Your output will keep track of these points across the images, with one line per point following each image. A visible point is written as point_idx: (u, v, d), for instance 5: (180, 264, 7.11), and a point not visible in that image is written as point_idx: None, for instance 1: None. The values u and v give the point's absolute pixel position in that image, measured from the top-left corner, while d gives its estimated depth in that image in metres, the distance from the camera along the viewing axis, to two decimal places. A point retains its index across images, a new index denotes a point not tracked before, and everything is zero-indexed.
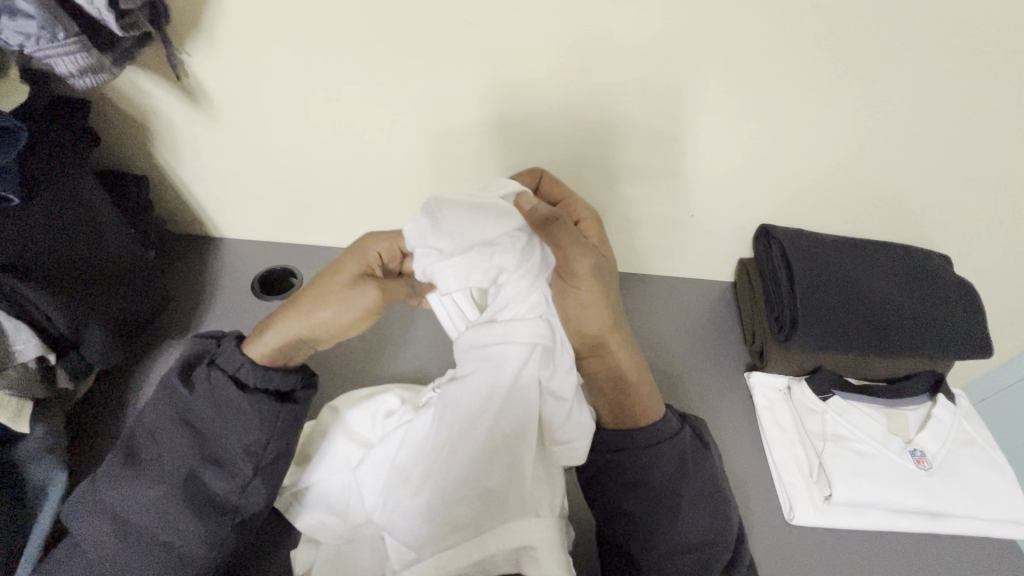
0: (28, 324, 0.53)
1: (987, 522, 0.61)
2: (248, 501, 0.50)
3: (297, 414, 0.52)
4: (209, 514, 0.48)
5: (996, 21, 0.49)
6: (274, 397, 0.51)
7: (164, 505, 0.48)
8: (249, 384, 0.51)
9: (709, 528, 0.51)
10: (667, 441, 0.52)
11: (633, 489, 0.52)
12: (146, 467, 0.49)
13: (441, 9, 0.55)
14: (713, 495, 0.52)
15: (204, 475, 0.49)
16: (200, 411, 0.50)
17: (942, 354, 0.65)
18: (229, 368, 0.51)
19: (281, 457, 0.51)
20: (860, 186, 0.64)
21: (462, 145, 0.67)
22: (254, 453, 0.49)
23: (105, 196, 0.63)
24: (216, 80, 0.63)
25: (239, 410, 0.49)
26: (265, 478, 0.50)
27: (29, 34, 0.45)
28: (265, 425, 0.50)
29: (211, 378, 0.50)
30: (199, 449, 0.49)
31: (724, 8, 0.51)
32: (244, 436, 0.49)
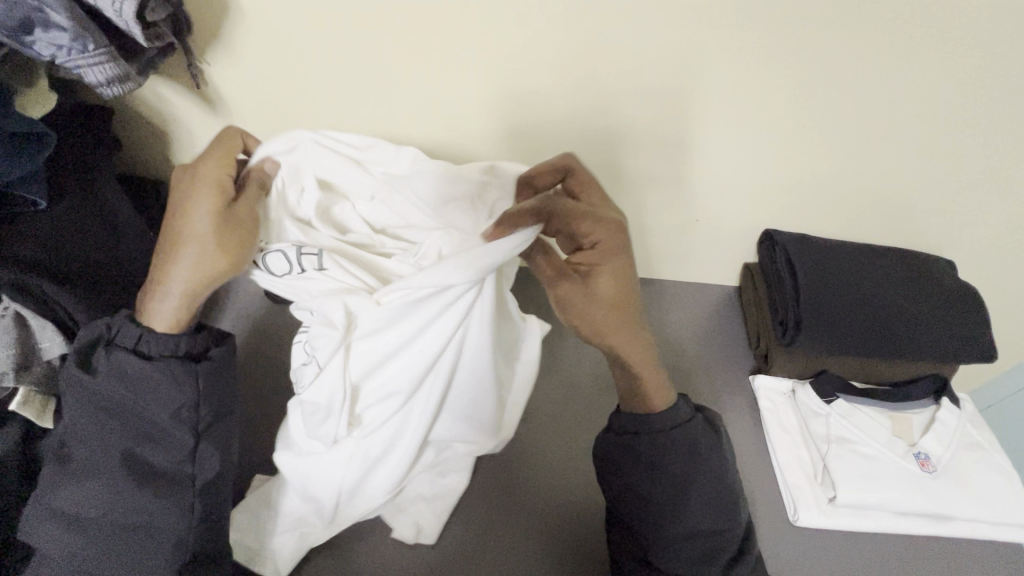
0: (52, 323, 0.55)
1: (992, 525, 0.61)
2: (201, 467, 0.51)
3: (216, 368, 0.52)
4: (162, 486, 0.49)
5: (996, 30, 0.50)
6: (186, 358, 0.51)
7: (111, 490, 0.48)
8: (154, 354, 0.51)
9: (719, 517, 0.50)
10: (679, 425, 0.52)
11: (649, 474, 0.51)
12: (78, 462, 0.49)
13: (454, 20, 0.57)
14: (727, 495, 0.51)
15: (138, 450, 0.50)
16: (110, 392, 0.50)
17: (947, 358, 0.65)
18: (130, 344, 0.50)
19: (215, 415, 0.52)
20: (864, 192, 0.65)
21: (472, 151, 0.69)
22: (185, 416, 0.50)
23: (124, 200, 0.66)
24: (234, 88, 0.65)
25: (153, 380, 0.50)
26: (210, 440, 0.52)
27: (62, 45, 0.47)
28: (188, 386, 0.50)
29: (110, 359, 0.50)
30: (126, 430, 0.50)
31: (729, 18, 0.53)
32: (169, 404, 0.50)
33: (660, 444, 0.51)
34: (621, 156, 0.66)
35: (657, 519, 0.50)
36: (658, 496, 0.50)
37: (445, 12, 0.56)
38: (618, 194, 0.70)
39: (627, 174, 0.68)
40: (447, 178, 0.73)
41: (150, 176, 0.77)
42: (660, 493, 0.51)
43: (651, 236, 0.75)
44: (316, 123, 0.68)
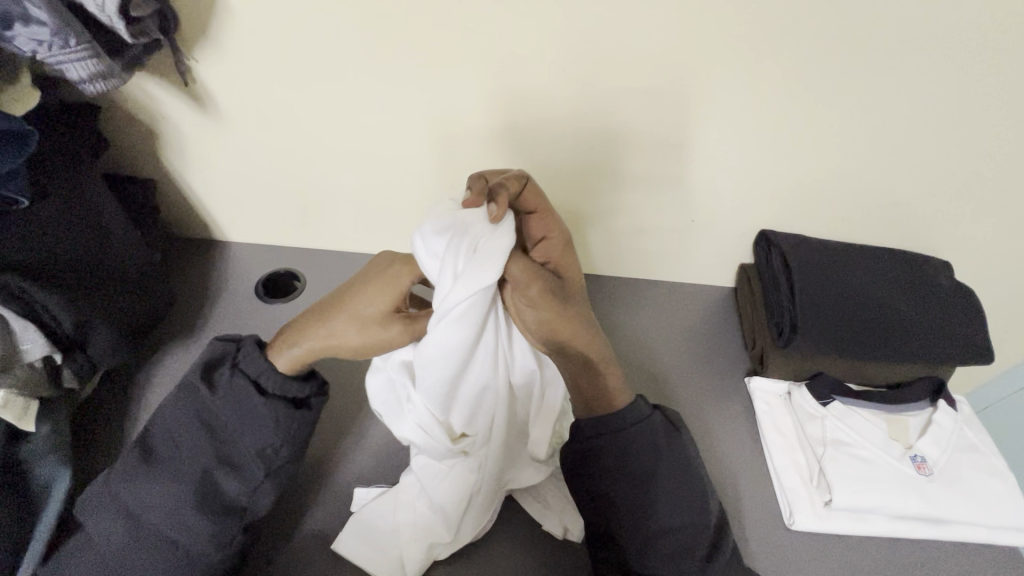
0: (35, 324, 0.53)
1: (988, 528, 0.61)
2: (256, 502, 0.51)
3: (308, 422, 0.53)
4: (220, 515, 0.49)
5: (995, 27, 0.49)
6: (290, 402, 0.52)
7: (176, 504, 0.49)
8: (268, 389, 0.51)
9: (688, 513, 0.50)
10: (634, 424, 0.51)
11: (615, 475, 0.51)
12: (161, 466, 0.50)
13: (444, 17, 0.56)
14: (696, 491, 0.51)
15: (216, 476, 0.50)
16: (220, 413, 0.51)
17: (943, 360, 0.64)
18: (252, 371, 0.52)
19: (290, 461, 0.52)
20: (860, 192, 0.65)
21: (464, 149, 0.68)
22: (265, 455, 0.51)
23: (111, 198, 0.64)
24: (223, 86, 0.64)
25: (256, 414, 0.51)
26: (274, 481, 0.52)
27: (43, 40, 0.46)
28: (281, 429, 0.51)
29: (234, 380, 0.51)
30: (212, 449, 0.50)
31: (723, 15, 0.52)
32: (259, 439, 0.51)
33: (621, 445, 0.51)
34: (614, 156, 0.66)
35: (628, 517, 0.51)
36: (625, 498, 0.51)
37: (436, 8, 0.55)
38: (612, 194, 0.70)
39: (620, 174, 0.67)
40: (440, 178, 0.72)
41: (139, 175, 0.76)
42: (630, 493, 0.51)
43: (646, 237, 0.75)
44: (306, 122, 0.67)
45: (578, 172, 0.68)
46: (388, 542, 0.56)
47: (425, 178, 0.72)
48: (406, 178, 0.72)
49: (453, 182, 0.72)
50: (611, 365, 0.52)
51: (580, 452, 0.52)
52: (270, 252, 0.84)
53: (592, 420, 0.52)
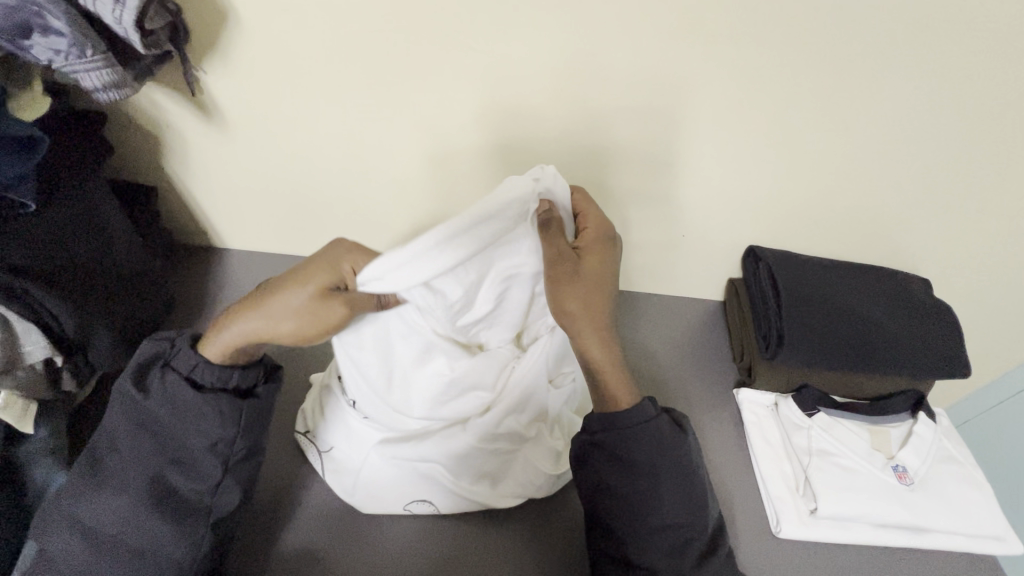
0: (38, 326, 0.55)
1: (967, 537, 0.63)
2: (219, 500, 0.52)
3: (259, 410, 0.53)
4: (180, 515, 0.50)
5: (968, 58, 0.52)
6: (233, 394, 0.52)
7: (132, 511, 0.49)
8: (205, 384, 0.51)
9: (686, 512, 0.51)
10: (645, 425, 0.51)
11: (621, 473, 0.51)
12: (109, 477, 0.50)
13: (449, 36, 0.58)
14: (696, 491, 0.52)
15: (169, 478, 0.50)
16: (159, 414, 0.51)
17: (923, 374, 0.67)
18: (185, 370, 0.51)
19: (247, 453, 0.53)
20: (842, 211, 0.68)
21: (462, 163, 0.70)
22: (220, 450, 0.51)
23: (114, 203, 0.66)
24: (229, 97, 0.66)
25: (198, 412, 0.50)
26: (235, 475, 0.52)
27: (60, 50, 0.48)
28: (229, 423, 0.51)
29: (166, 382, 0.50)
30: (159, 452, 0.50)
31: (715, 42, 0.55)
32: (208, 436, 0.50)
33: (632, 446, 0.51)
34: (607, 173, 0.68)
35: (629, 516, 0.51)
36: (628, 493, 0.51)
37: (441, 28, 0.58)
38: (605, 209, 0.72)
39: (614, 191, 0.70)
40: (439, 191, 0.74)
41: (141, 181, 0.77)
42: (630, 490, 0.51)
43: (638, 251, 0.77)
44: (310, 134, 0.69)
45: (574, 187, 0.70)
46: None
47: (425, 191, 0.74)
48: (406, 190, 0.74)
49: (452, 195, 0.74)
50: (614, 368, 0.53)
51: (589, 445, 0.53)
52: (268, 259, 0.85)
53: (600, 416, 0.53)
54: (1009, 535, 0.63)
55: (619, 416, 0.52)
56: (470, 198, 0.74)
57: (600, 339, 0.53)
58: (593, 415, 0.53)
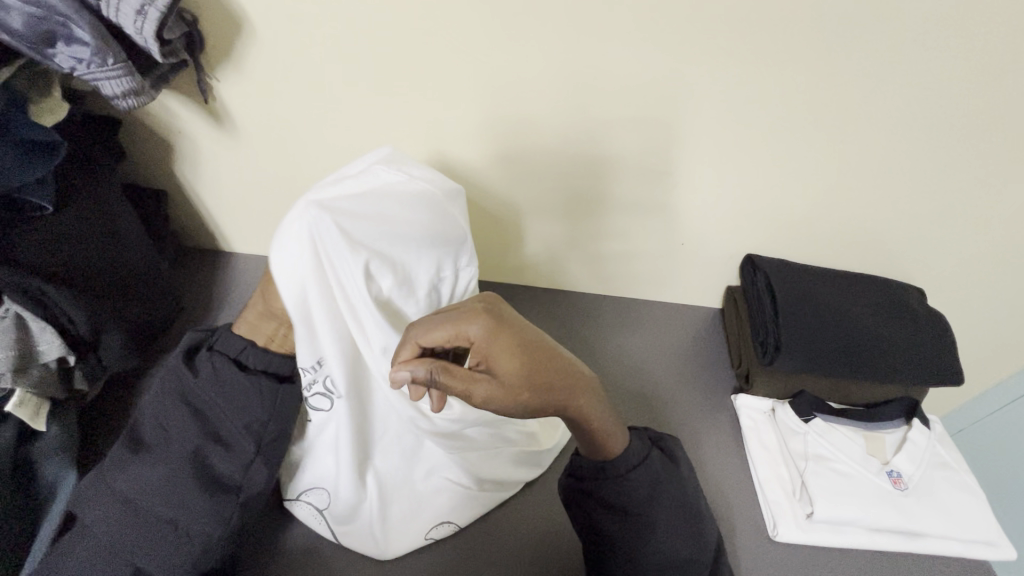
0: (53, 326, 0.56)
1: (961, 541, 0.64)
2: (250, 480, 0.52)
3: (296, 394, 0.54)
4: (212, 492, 0.50)
5: (962, 74, 0.54)
6: (273, 378, 0.53)
7: (169, 483, 0.50)
8: (249, 365, 0.53)
9: (686, 548, 0.48)
10: (636, 468, 0.49)
11: (614, 515, 0.49)
12: (151, 450, 0.51)
13: (456, 49, 0.60)
14: (693, 524, 0.49)
15: (206, 455, 0.51)
16: (201, 392, 0.52)
17: (917, 382, 0.68)
18: (229, 351, 0.53)
19: (280, 436, 0.53)
20: (837, 221, 0.70)
21: (468, 171, 0.72)
22: (254, 430, 0.51)
23: (127, 206, 0.67)
24: (241, 104, 0.68)
25: (240, 390, 0.51)
26: (268, 457, 0.52)
27: (83, 59, 0.50)
28: (267, 403, 0.52)
29: (213, 360, 0.52)
30: (198, 429, 0.51)
31: (713, 57, 0.57)
32: (246, 415, 0.51)
33: (622, 489, 0.48)
34: (609, 182, 0.70)
35: (626, 558, 0.48)
36: (622, 530, 0.48)
37: (448, 41, 0.59)
38: (607, 218, 0.74)
39: (615, 199, 0.71)
40: None
41: (152, 185, 0.78)
42: (626, 535, 0.48)
43: (638, 258, 0.79)
44: (319, 141, 0.71)
45: (576, 195, 0.72)
46: (387, 542, 0.58)
47: None
48: None
49: None
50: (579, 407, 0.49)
51: (579, 489, 0.50)
52: None
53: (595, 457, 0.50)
54: (1002, 541, 0.64)
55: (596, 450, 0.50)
56: (474, 204, 0.76)
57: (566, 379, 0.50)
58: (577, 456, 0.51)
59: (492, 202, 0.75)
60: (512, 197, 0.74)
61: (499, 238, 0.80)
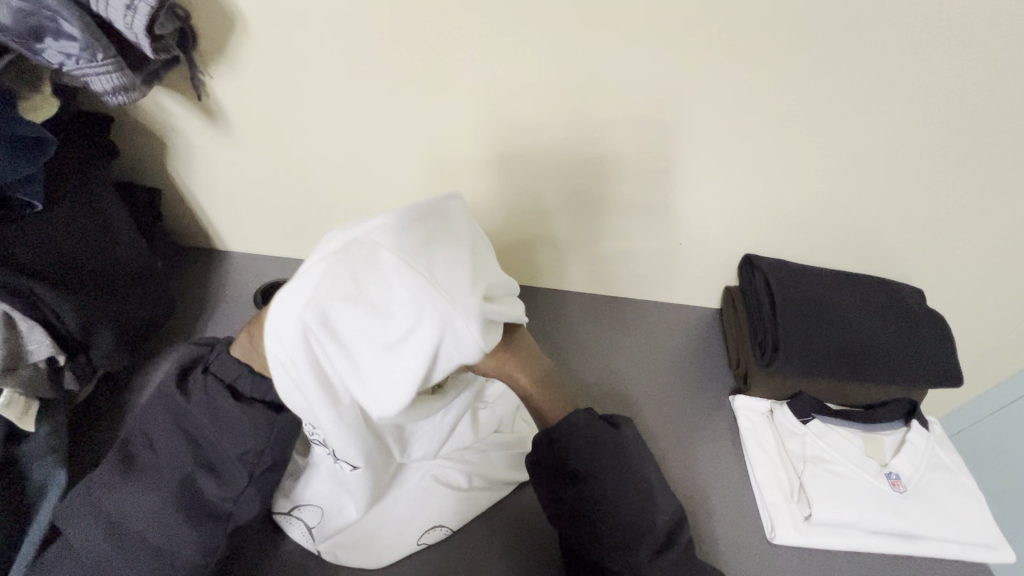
0: (41, 324, 0.57)
1: (958, 544, 0.64)
2: (240, 509, 0.50)
3: (293, 424, 0.51)
4: (200, 520, 0.49)
5: (963, 73, 0.53)
6: (269, 408, 0.50)
7: (159, 508, 0.49)
8: (244, 394, 0.50)
9: (628, 510, 0.47)
10: (570, 429, 0.48)
11: (561, 480, 0.48)
12: (143, 472, 0.51)
13: (453, 46, 0.59)
14: (635, 486, 0.48)
15: (197, 481, 0.50)
16: (195, 417, 0.50)
17: (916, 383, 0.68)
18: (225, 377, 0.51)
19: (274, 465, 0.51)
20: (837, 221, 0.69)
21: (464, 169, 0.71)
22: (248, 460, 0.49)
23: (119, 204, 0.66)
24: (235, 102, 0.67)
25: (236, 419, 0.49)
26: (260, 487, 0.50)
27: (71, 54, 0.49)
28: (260, 435, 0.49)
29: (208, 385, 0.51)
30: (191, 455, 0.50)
31: (712, 54, 0.56)
32: (238, 444, 0.49)
33: (559, 452, 0.48)
34: (607, 181, 0.69)
35: (579, 523, 0.48)
36: (581, 507, 0.47)
37: (444, 37, 0.59)
38: (604, 217, 0.73)
39: (613, 199, 0.71)
40: (440, 195, 0.75)
41: (145, 183, 0.78)
42: (572, 498, 0.48)
43: (636, 257, 0.78)
44: (314, 139, 0.70)
45: (574, 195, 0.72)
46: (380, 545, 0.57)
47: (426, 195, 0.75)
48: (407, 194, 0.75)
49: None
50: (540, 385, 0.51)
51: (542, 476, 0.49)
52: (269, 261, 0.86)
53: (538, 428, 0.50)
54: (999, 543, 0.64)
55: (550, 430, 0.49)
56: (470, 202, 0.75)
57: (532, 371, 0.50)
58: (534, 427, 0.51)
59: (489, 200, 0.75)
60: (509, 196, 0.73)
61: (496, 237, 0.80)
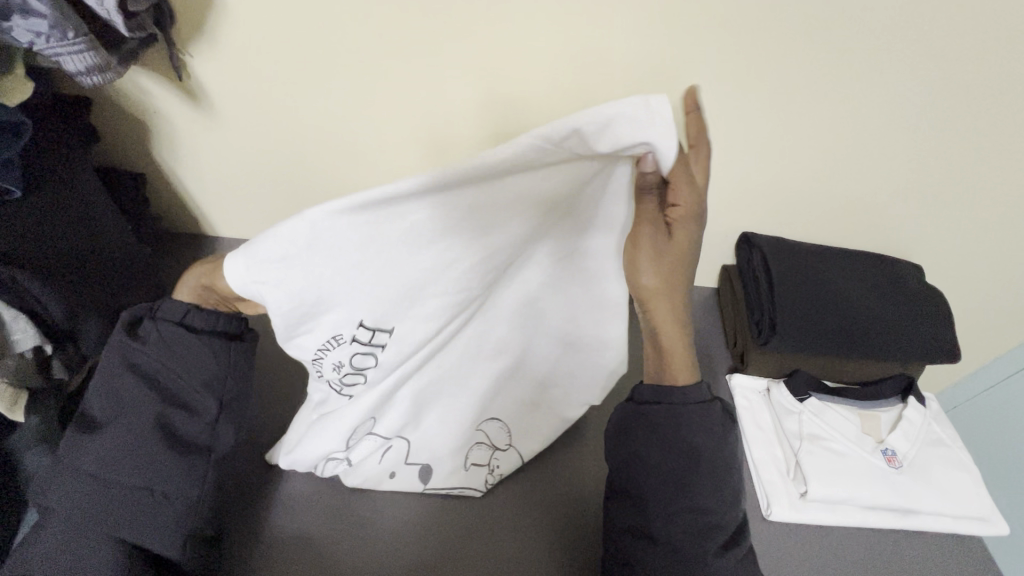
0: (25, 315, 0.55)
1: (953, 518, 0.64)
2: (217, 437, 0.54)
3: (244, 351, 0.58)
4: (185, 453, 0.52)
5: (970, 42, 0.51)
6: (222, 336, 0.56)
7: (140, 449, 0.50)
8: (197, 328, 0.55)
9: (718, 499, 0.48)
10: (694, 403, 0.49)
11: (665, 448, 0.48)
12: (109, 424, 0.50)
13: (438, 22, 0.57)
14: (730, 478, 0.49)
15: (172, 418, 0.52)
16: (152, 361, 0.53)
17: (913, 359, 0.68)
18: (173, 318, 0.54)
19: (239, 392, 0.57)
20: (835, 197, 0.68)
21: (454, 151, 0.70)
22: (215, 387, 0.55)
23: (101, 189, 0.66)
24: (216, 82, 0.65)
25: (197, 352, 0.54)
26: (229, 414, 0.56)
27: (41, 33, 0.48)
28: (220, 360, 0.55)
29: (158, 328, 0.53)
30: (156, 396, 0.52)
31: (709, 25, 0.54)
32: (202, 373, 0.54)
33: (675, 416, 0.49)
34: None
35: (661, 492, 0.48)
36: (664, 467, 0.48)
37: (431, 12, 0.56)
38: None
39: None
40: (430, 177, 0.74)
41: (131, 167, 0.77)
42: (668, 467, 0.48)
43: None
44: (299, 119, 0.68)
45: None
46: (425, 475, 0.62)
47: (417, 177, 0.74)
48: (398, 175, 0.74)
49: None
50: (686, 350, 0.51)
51: (635, 414, 0.50)
52: None
53: (653, 388, 0.50)
54: (994, 517, 0.64)
55: (671, 392, 0.49)
56: None
57: (673, 312, 0.50)
58: (643, 387, 0.51)
59: None
60: None
61: None
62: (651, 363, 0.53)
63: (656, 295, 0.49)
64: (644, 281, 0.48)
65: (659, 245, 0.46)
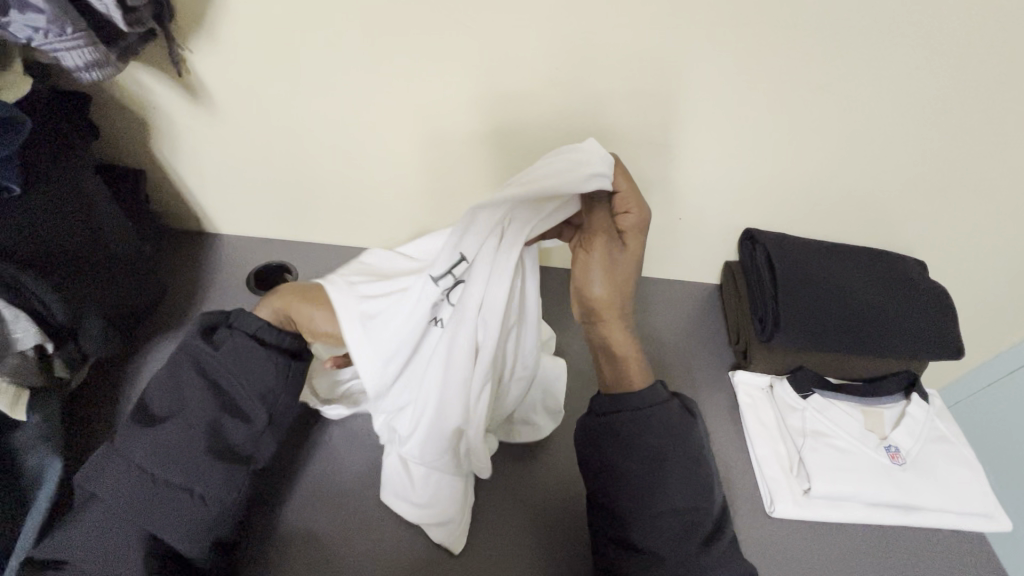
0: (27, 313, 0.55)
1: (957, 516, 0.64)
2: (261, 450, 0.54)
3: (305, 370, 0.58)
4: (228, 463, 0.51)
5: (975, 36, 0.51)
6: (286, 353, 0.57)
7: (187, 450, 0.50)
8: (266, 340, 0.56)
9: (693, 496, 0.51)
10: (654, 404, 0.52)
11: (630, 451, 0.51)
12: (167, 420, 0.51)
13: (439, 17, 0.56)
14: (702, 475, 0.52)
15: (225, 424, 0.52)
16: (218, 365, 0.54)
17: (917, 355, 0.67)
18: (248, 328, 0.56)
19: (291, 408, 0.57)
20: (838, 193, 0.67)
21: (456, 147, 0.69)
22: (269, 400, 0.54)
23: (103, 187, 0.65)
24: (217, 78, 0.65)
25: (260, 362, 0.54)
26: (277, 430, 0.55)
27: (39, 28, 0.47)
28: (279, 376, 0.55)
29: (232, 335, 0.55)
30: (215, 399, 0.53)
31: (713, 19, 0.53)
32: (262, 384, 0.54)
33: (635, 421, 0.52)
34: None
35: (635, 495, 0.50)
36: (634, 471, 0.51)
37: (431, 6, 0.56)
38: None
39: None
40: (432, 175, 0.73)
41: (131, 164, 0.76)
42: (637, 471, 0.51)
43: None
44: (300, 115, 0.68)
45: None
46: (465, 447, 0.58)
47: (419, 174, 0.73)
48: (400, 173, 0.73)
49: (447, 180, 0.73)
50: (632, 356, 0.55)
51: (596, 425, 0.54)
52: (260, 243, 0.85)
53: (610, 398, 0.54)
54: (998, 513, 0.64)
55: (629, 398, 0.53)
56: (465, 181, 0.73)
57: (624, 326, 0.55)
58: (600, 397, 0.55)
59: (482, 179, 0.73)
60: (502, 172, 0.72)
61: None
62: (607, 372, 0.56)
63: (605, 306, 0.54)
64: (592, 292, 0.53)
65: (612, 257, 0.52)
